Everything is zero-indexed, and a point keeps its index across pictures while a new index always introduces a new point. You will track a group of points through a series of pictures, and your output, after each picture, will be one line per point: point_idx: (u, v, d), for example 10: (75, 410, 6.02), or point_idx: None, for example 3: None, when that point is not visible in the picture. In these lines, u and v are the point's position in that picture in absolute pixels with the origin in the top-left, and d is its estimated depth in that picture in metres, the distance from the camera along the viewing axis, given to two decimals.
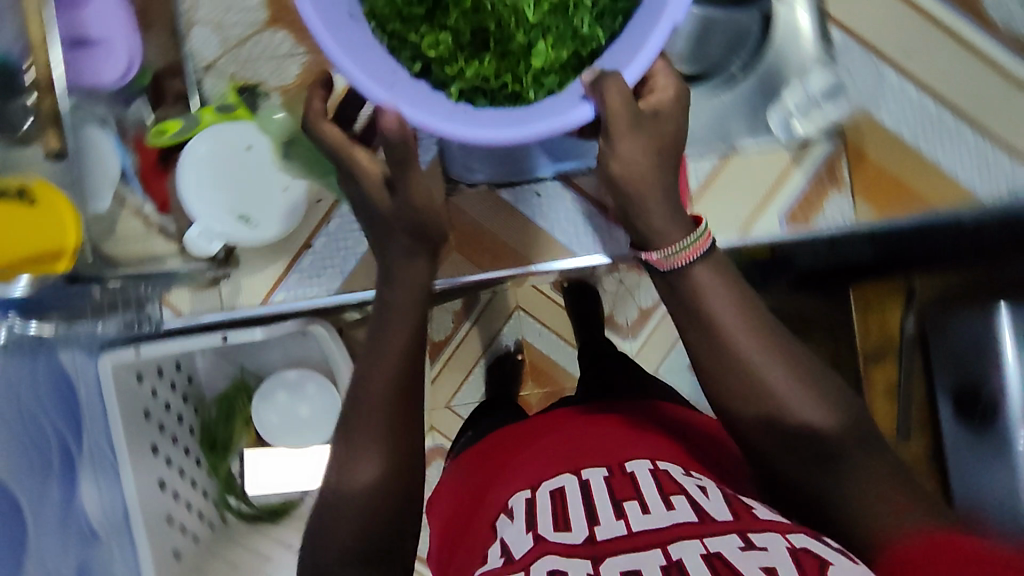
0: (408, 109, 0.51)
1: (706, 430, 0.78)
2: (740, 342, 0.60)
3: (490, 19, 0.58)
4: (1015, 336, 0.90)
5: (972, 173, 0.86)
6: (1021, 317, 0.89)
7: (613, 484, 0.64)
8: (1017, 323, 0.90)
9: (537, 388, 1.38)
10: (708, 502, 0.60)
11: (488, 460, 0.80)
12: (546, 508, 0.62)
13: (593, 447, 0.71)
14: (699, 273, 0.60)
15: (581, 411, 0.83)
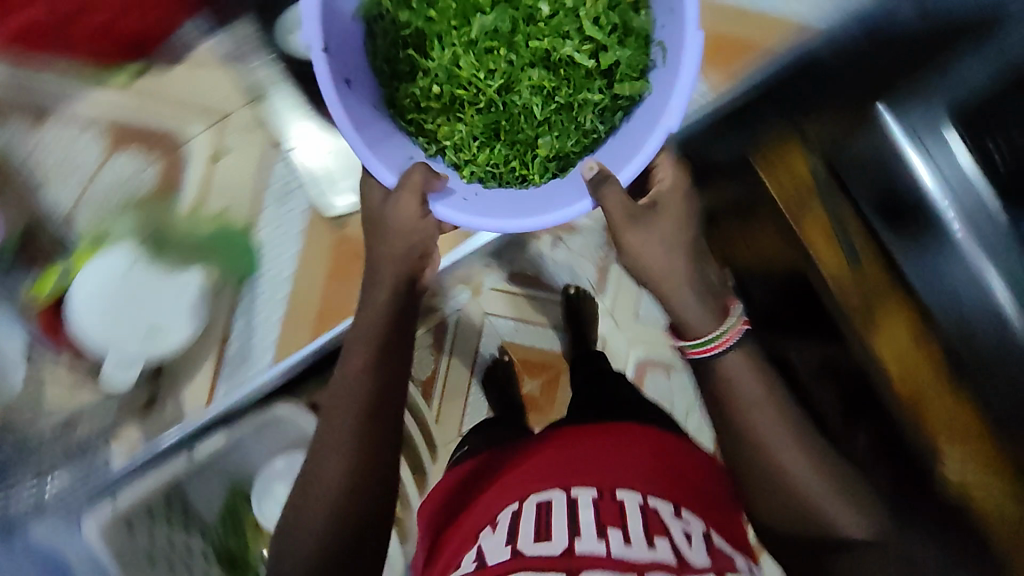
0: (433, 203, 0.60)
1: (704, 461, 0.96)
2: (774, 445, 0.72)
3: (494, 108, 0.65)
4: (911, 138, 0.77)
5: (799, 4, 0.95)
6: (908, 112, 0.77)
7: (600, 507, 0.80)
8: (910, 121, 0.77)
9: (535, 379, 1.41)
10: (686, 547, 0.77)
11: (479, 476, 0.96)
12: (529, 520, 0.79)
13: (597, 470, 0.87)
14: (727, 360, 0.70)
15: (588, 429, 0.97)
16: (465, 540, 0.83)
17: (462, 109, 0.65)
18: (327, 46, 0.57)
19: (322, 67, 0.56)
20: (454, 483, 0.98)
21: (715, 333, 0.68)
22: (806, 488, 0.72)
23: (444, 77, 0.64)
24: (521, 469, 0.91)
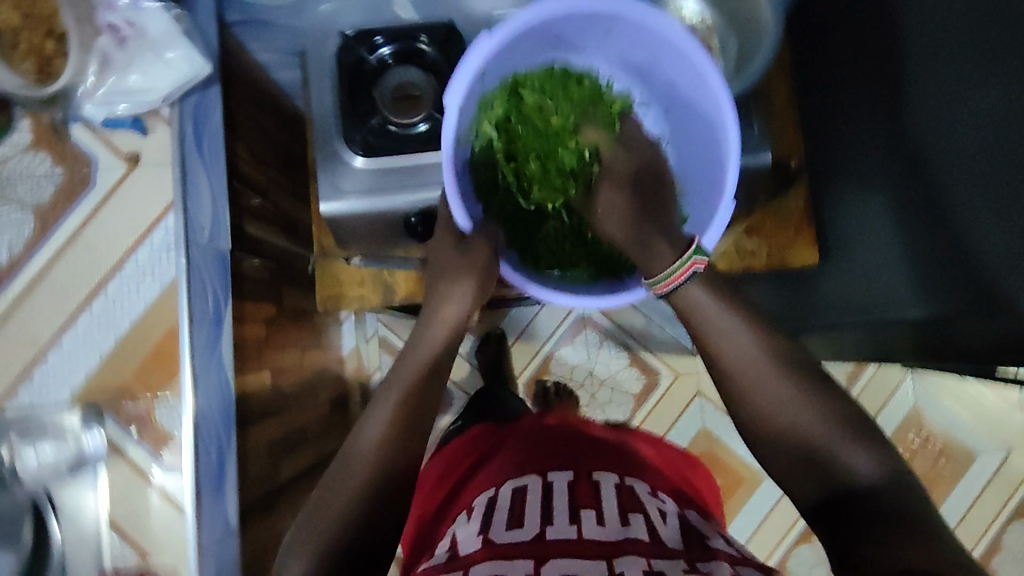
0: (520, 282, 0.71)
1: (679, 467, 0.85)
2: (754, 367, 0.65)
3: (555, 247, 0.77)
4: (350, 188, 0.76)
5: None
6: (351, 176, 0.76)
7: (576, 490, 0.69)
8: (353, 175, 0.76)
9: None
10: (664, 527, 0.65)
11: (472, 455, 0.84)
12: (504, 506, 0.68)
13: (582, 454, 0.78)
14: (691, 290, 0.66)
15: (569, 426, 0.86)
16: (452, 520, 0.73)
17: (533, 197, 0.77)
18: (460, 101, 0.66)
19: (450, 125, 0.65)
20: (462, 448, 0.86)
21: (675, 263, 0.64)
22: (800, 428, 0.62)
23: (526, 188, 0.77)
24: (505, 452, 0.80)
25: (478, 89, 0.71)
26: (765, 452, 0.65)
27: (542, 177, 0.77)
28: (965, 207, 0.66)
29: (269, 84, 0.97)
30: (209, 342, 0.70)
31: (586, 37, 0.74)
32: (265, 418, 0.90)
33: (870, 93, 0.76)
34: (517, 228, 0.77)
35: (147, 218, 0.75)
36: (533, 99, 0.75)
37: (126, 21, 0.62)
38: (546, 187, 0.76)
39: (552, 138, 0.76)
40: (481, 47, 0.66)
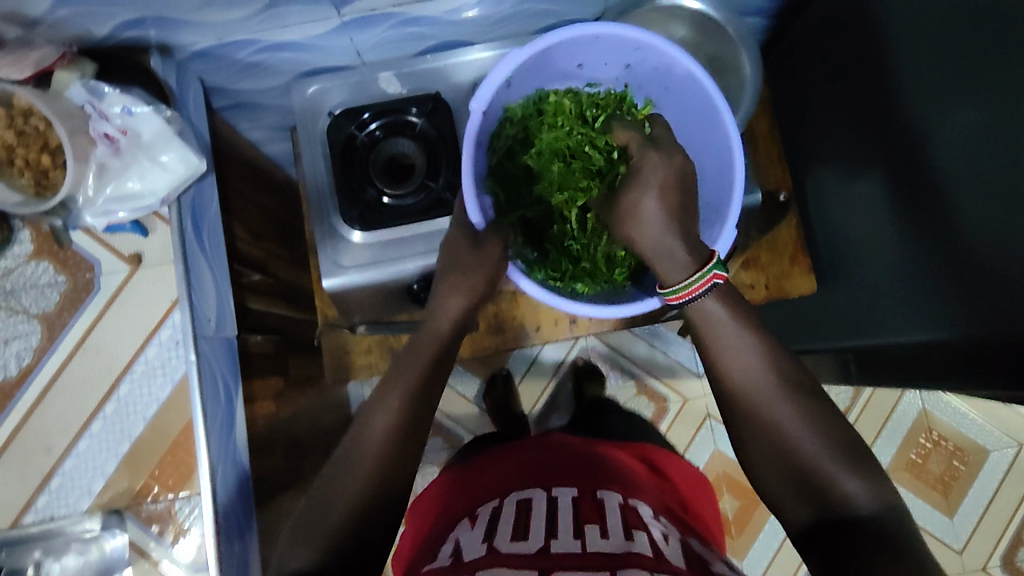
0: (524, 281, 0.64)
1: (691, 482, 0.80)
2: (756, 376, 0.59)
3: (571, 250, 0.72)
4: (347, 264, 0.77)
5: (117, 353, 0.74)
6: (347, 251, 0.77)
7: (581, 507, 0.66)
8: (350, 247, 0.77)
9: None
10: (667, 546, 0.60)
11: (475, 462, 0.81)
12: (510, 518, 0.65)
13: (587, 468, 0.74)
14: (709, 300, 0.60)
15: (574, 436, 0.83)
16: (450, 530, 0.69)
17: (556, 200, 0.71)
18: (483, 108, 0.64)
19: (473, 126, 0.64)
20: (468, 463, 0.83)
21: (695, 273, 0.57)
22: (799, 447, 0.56)
23: (546, 187, 0.71)
24: (505, 464, 0.77)
25: (501, 103, 0.69)
26: (763, 475, 0.59)
27: (565, 178, 0.70)
28: (961, 190, 0.62)
29: (260, 157, 0.98)
30: (223, 430, 0.69)
31: (608, 59, 0.70)
32: (279, 495, 0.89)
33: (857, 115, 0.75)
34: (530, 232, 0.73)
35: (156, 317, 0.75)
36: (565, 104, 0.71)
37: (120, 128, 0.63)
38: (566, 188, 0.70)
39: (578, 136, 0.70)
40: (507, 61, 0.63)
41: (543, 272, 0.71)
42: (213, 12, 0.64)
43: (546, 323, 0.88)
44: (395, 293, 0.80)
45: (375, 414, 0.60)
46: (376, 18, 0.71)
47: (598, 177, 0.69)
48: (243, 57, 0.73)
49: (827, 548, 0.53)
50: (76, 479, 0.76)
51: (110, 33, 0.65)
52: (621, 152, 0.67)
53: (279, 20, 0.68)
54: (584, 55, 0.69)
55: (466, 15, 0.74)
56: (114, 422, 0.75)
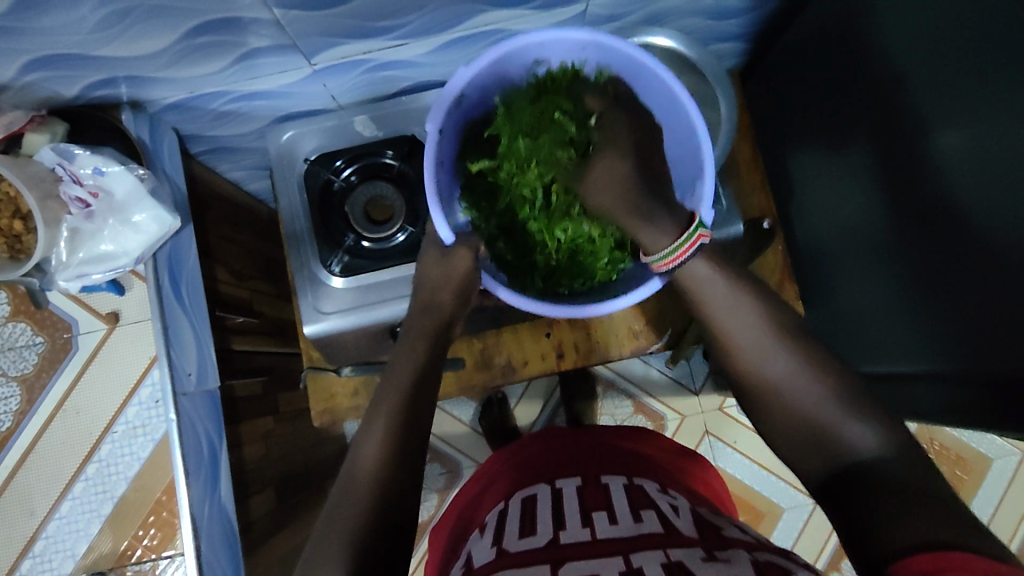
0: (503, 293, 0.62)
1: (688, 454, 0.75)
2: (757, 337, 0.56)
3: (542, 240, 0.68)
4: (329, 313, 0.76)
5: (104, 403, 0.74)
6: (328, 296, 0.76)
7: (585, 495, 0.60)
8: (330, 287, 0.76)
9: None
10: (678, 516, 0.55)
11: (477, 479, 0.75)
12: (514, 516, 0.60)
13: (589, 458, 0.69)
14: (695, 262, 0.58)
15: (568, 427, 0.77)
16: (461, 546, 0.64)
17: (525, 188, 0.65)
18: (439, 128, 0.62)
19: (431, 147, 0.61)
20: (474, 480, 0.76)
21: (677, 240, 0.56)
22: (810, 407, 0.53)
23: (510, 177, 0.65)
24: (506, 465, 0.73)
25: (464, 118, 0.67)
26: (781, 445, 0.55)
27: (529, 158, 0.63)
28: (953, 191, 0.60)
29: (242, 195, 0.97)
30: (206, 492, 0.68)
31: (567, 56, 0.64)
32: (272, 539, 0.88)
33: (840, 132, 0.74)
34: (495, 233, 0.68)
35: (136, 375, 0.74)
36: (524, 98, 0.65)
37: (91, 190, 0.64)
38: (531, 173, 0.64)
39: (542, 108, 0.63)
40: (455, 81, 0.61)
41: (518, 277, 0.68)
42: (183, 68, 0.64)
43: (532, 360, 0.85)
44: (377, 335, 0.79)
45: (367, 434, 0.55)
46: (347, 65, 0.70)
47: (565, 141, 0.60)
48: (215, 107, 0.73)
49: (841, 503, 0.49)
50: (58, 542, 0.74)
51: (79, 93, 0.65)
52: (594, 117, 0.59)
53: (251, 72, 0.67)
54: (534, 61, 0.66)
55: (439, 57, 0.73)
56: (95, 484, 0.73)
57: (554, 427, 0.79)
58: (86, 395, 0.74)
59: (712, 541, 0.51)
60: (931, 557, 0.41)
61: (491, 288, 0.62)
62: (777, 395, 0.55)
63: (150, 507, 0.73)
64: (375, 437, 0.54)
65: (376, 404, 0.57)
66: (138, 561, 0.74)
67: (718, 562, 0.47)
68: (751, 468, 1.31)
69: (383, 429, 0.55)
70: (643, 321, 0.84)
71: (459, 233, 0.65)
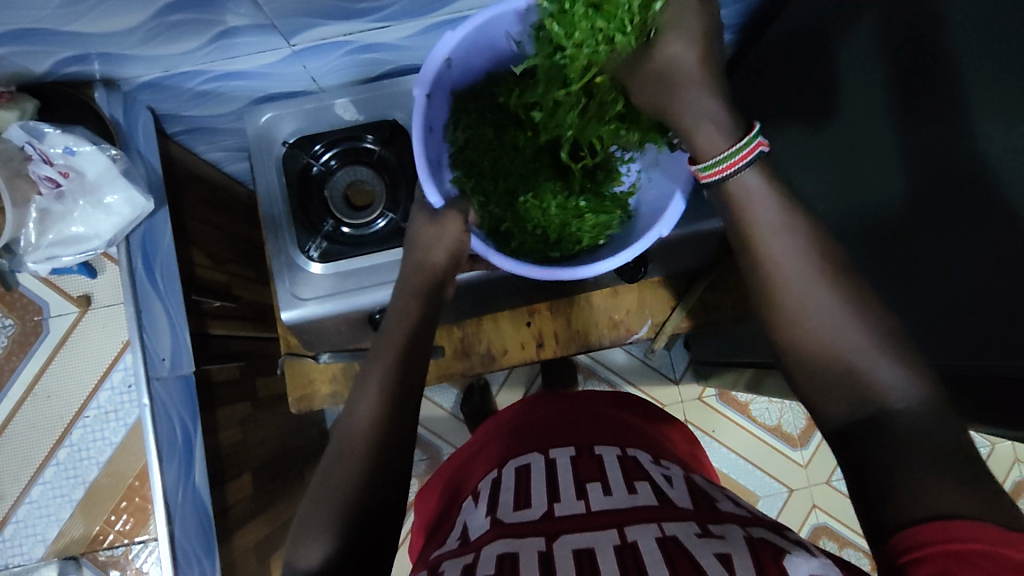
0: (498, 259, 0.60)
1: (675, 426, 0.74)
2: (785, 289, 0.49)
3: (544, 193, 0.65)
4: (308, 294, 0.75)
5: (77, 388, 0.72)
6: (309, 279, 0.75)
7: (580, 465, 0.59)
8: (311, 267, 0.75)
9: None
10: (672, 488, 0.55)
11: (466, 451, 0.73)
12: (509, 485, 0.58)
13: (581, 425, 0.67)
14: (748, 180, 0.49)
15: (557, 393, 0.75)
16: (454, 513, 0.61)
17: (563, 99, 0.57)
18: (426, 93, 0.60)
19: (417, 112, 0.59)
20: (463, 452, 0.74)
21: (738, 143, 0.49)
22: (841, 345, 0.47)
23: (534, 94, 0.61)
24: (498, 434, 0.70)
25: (447, 86, 0.63)
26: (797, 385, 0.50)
27: (572, 50, 0.52)
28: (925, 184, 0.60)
29: (220, 177, 0.95)
30: (181, 479, 0.68)
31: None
32: (248, 524, 0.87)
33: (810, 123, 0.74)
34: (485, 200, 0.65)
35: (107, 359, 0.72)
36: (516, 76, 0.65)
37: (61, 170, 0.62)
38: (572, 72, 0.54)
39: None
40: (442, 46, 0.58)
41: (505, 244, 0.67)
42: (157, 45, 0.62)
43: (512, 349, 0.85)
44: (355, 323, 0.78)
45: (362, 393, 0.55)
46: (326, 47, 0.69)
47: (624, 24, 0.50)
48: (192, 86, 0.71)
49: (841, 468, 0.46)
50: (29, 527, 0.72)
51: (49, 69, 0.63)
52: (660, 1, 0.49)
53: (228, 51, 0.65)
54: None
55: (419, 42, 0.73)
56: (67, 468, 0.72)
57: (545, 394, 0.77)
58: (57, 380, 0.72)
59: (707, 513, 0.51)
60: (944, 524, 0.37)
61: (482, 252, 0.61)
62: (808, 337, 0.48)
63: (121, 493, 0.72)
64: (370, 405, 0.53)
65: (368, 370, 0.56)
66: (111, 546, 0.73)
67: (712, 535, 0.47)
68: (727, 456, 1.33)
69: (374, 406, 0.53)
70: (621, 311, 0.85)
71: (449, 197, 0.64)
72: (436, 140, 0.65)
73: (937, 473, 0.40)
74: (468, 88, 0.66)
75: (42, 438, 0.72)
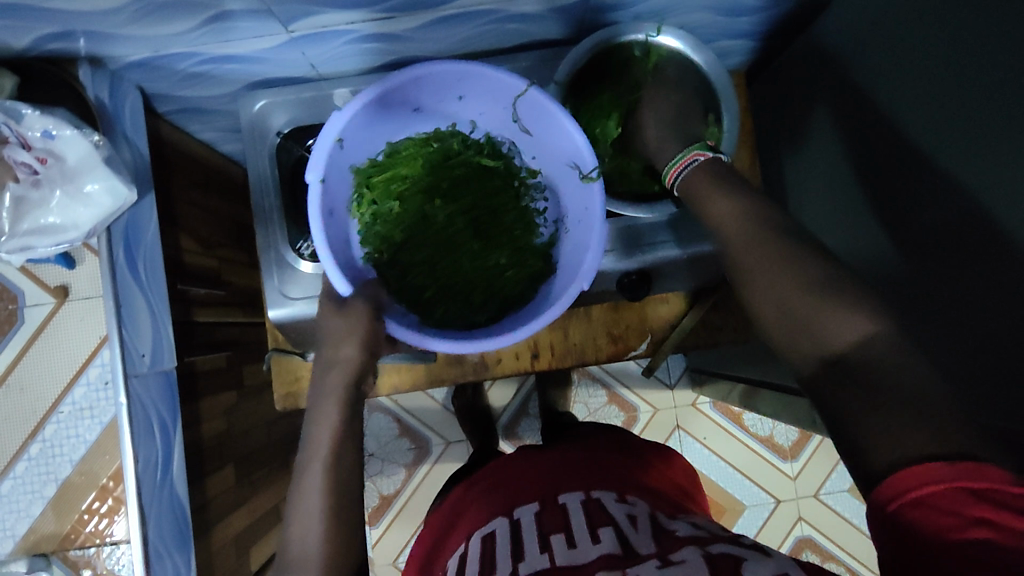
0: (433, 342, 0.58)
1: (647, 454, 0.71)
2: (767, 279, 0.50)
3: (461, 259, 0.66)
4: (297, 294, 0.72)
5: (51, 379, 0.70)
6: (298, 280, 0.72)
7: (544, 518, 0.56)
8: (301, 262, 0.72)
9: None
10: (639, 528, 0.53)
11: (438, 521, 0.69)
12: (475, 555, 0.55)
13: (548, 474, 0.64)
14: (695, 174, 0.58)
15: (525, 449, 0.71)
16: None
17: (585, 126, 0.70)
18: (321, 178, 0.59)
19: (316, 200, 0.58)
20: (436, 519, 0.70)
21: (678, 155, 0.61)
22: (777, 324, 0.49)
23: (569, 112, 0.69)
24: (468, 497, 0.67)
25: (343, 166, 0.63)
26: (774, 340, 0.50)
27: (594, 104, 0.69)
28: None
29: (214, 157, 0.92)
30: (158, 468, 0.66)
31: (441, 96, 0.64)
32: (228, 518, 0.86)
33: (832, 141, 0.70)
34: (403, 273, 0.65)
35: (83, 354, 0.70)
36: (411, 148, 0.66)
37: (39, 156, 0.59)
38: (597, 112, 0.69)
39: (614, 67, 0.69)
40: (330, 126, 0.58)
41: (426, 316, 0.65)
42: (146, 26, 0.58)
43: (505, 358, 0.82)
44: None
45: (318, 421, 0.55)
46: (327, 36, 0.65)
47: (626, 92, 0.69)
48: (184, 68, 0.67)
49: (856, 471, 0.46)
50: (1, 521, 0.72)
51: (31, 44, 0.59)
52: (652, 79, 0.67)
53: (223, 35, 0.61)
54: (415, 98, 0.63)
55: (422, 36, 0.69)
56: (38, 464, 0.70)
57: (516, 450, 0.73)
58: (36, 371, 0.70)
59: (669, 543, 0.51)
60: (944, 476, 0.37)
61: (420, 341, 0.58)
62: (773, 316, 0.49)
63: (95, 493, 0.71)
64: (329, 434, 0.54)
65: (321, 392, 0.56)
66: (82, 545, 0.72)
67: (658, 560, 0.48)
68: (717, 464, 1.31)
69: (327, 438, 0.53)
70: (622, 327, 0.82)
71: (355, 282, 0.61)
72: (341, 220, 0.64)
73: (906, 420, 0.40)
74: (369, 163, 0.65)
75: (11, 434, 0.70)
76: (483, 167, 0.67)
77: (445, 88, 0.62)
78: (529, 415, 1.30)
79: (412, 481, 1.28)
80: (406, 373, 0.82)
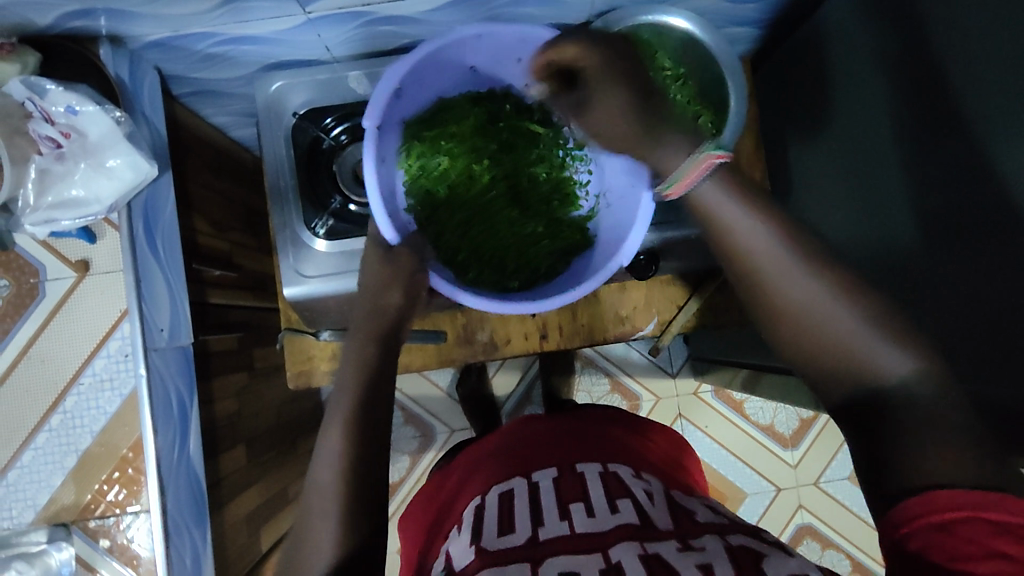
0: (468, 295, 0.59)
1: (657, 434, 0.73)
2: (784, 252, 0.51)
3: (499, 223, 0.68)
4: (312, 272, 0.73)
5: (73, 351, 0.71)
6: (312, 258, 0.73)
7: (561, 485, 0.58)
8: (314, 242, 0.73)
9: None
10: (654, 504, 0.55)
11: (449, 476, 0.70)
12: (493, 509, 0.57)
13: (565, 445, 0.65)
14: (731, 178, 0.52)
15: (540, 416, 0.73)
16: (441, 543, 0.59)
17: None
18: (377, 125, 0.60)
19: (370, 143, 0.59)
20: (447, 472, 0.71)
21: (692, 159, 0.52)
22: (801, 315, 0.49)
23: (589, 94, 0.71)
24: (482, 456, 0.68)
25: (397, 116, 0.64)
26: (796, 340, 0.50)
27: None
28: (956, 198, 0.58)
29: (225, 142, 0.93)
30: (175, 448, 0.68)
31: (501, 58, 0.65)
32: (239, 497, 0.87)
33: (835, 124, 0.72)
34: (440, 232, 0.66)
35: (104, 327, 0.71)
36: (463, 105, 0.67)
37: (63, 130, 0.61)
38: None
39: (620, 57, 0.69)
40: (393, 73, 0.59)
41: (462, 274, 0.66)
42: (166, 5, 0.59)
43: (514, 338, 0.83)
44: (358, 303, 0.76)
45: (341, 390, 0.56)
46: (344, 17, 0.66)
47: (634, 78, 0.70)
48: (202, 48, 0.68)
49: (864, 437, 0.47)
50: (18, 492, 0.71)
51: (53, 22, 0.60)
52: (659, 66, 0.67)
53: (242, 15, 0.62)
54: (473, 58, 0.65)
55: (435, 19, 0.70)
56: (59, 435, 0.71)
57: (532, 417, 0.74)
58: (56, 343, 0.71)
59: (688, 526, 0.52)
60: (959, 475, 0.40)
61: (452, 293, 0.60)
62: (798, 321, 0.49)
63: (113, 466, 0.71)
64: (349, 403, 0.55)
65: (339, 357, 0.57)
66: (101, 516, 0.72)
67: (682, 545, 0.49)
68: (718, 452, 1.33)
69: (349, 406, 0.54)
70: (630, 308, 0.83)
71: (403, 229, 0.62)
72: (391, 169, 0.65)
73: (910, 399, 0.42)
74: (420, 117, 0.66)
75: (30, 406, 0.71)
76: (531, 134, 0.69)
77: (504, 51, 0.64)
78: (533, 404, 1.31)
79: (417, 468, 1.30)
80: (416, 353, 0.83)
